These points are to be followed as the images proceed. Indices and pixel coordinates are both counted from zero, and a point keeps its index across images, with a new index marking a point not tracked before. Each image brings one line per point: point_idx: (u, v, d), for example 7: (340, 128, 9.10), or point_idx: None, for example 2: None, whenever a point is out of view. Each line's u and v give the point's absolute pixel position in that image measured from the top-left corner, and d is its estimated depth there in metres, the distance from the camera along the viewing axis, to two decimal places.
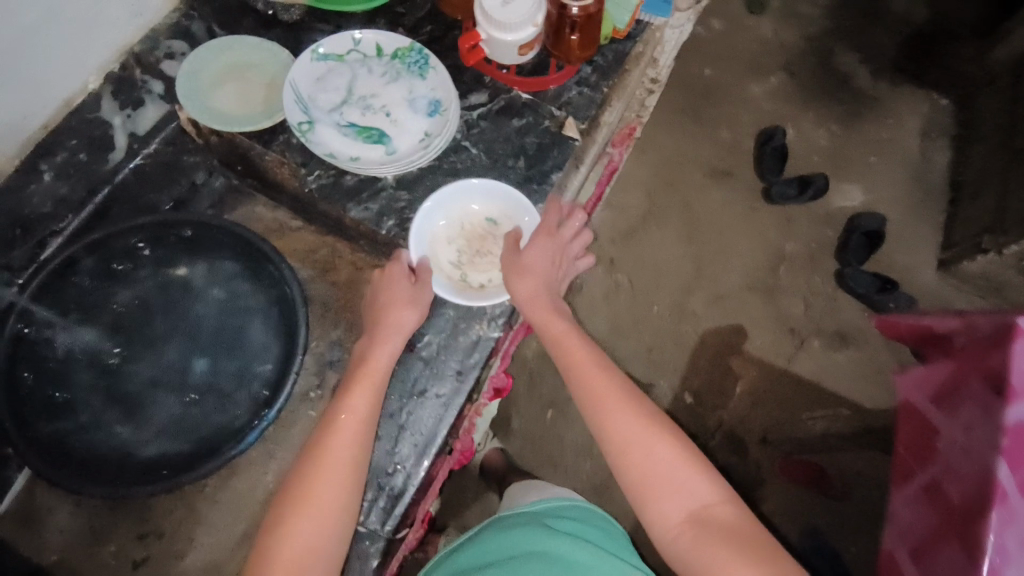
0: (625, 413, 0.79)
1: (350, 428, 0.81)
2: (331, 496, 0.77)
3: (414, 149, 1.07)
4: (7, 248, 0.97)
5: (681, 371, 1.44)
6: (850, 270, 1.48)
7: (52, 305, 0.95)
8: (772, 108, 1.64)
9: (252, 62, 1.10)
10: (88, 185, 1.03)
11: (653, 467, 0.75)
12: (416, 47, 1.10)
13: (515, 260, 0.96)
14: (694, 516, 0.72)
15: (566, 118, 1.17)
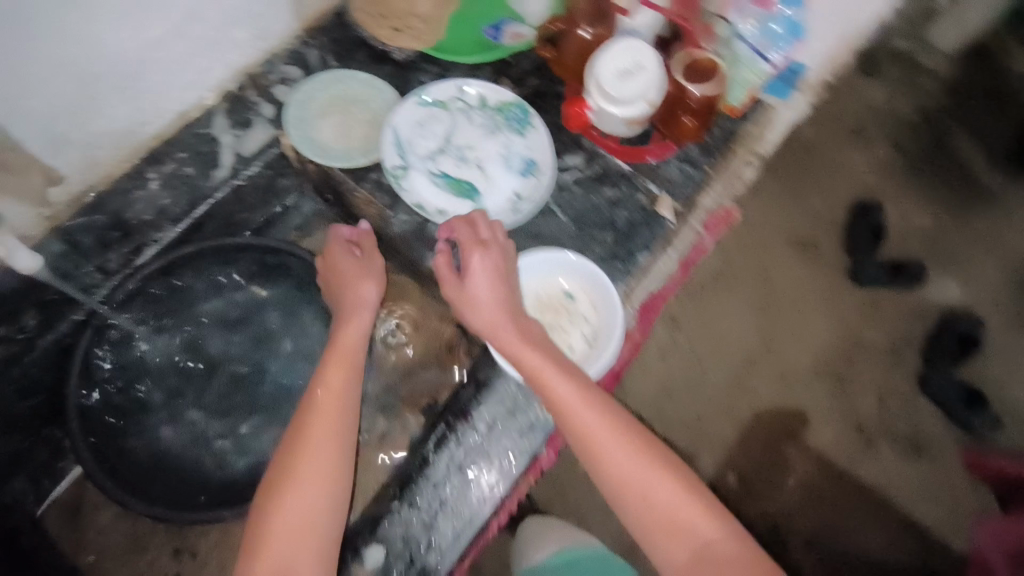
0: (612, 440, 0.79)
1: (327, 426, 0.83)
2: (309, 502, 0.77)
3: (503, 208, 1.05)
4: (105, 251, 1.00)
5: (731, 447, 1.37)
6: (937, 378, 1.39)
7: (132, 319, 1.02)
8: (876, 180, 1.54)
9: (358, 98, 1.10)
10: (189, 199, 1.07)
11: (651, 510, 0.76)
12: (519, 103, 1.08)
13: (459, 288, 0.91)
14: (698, 556, 0.74)
15: (662, 195, 1.10)
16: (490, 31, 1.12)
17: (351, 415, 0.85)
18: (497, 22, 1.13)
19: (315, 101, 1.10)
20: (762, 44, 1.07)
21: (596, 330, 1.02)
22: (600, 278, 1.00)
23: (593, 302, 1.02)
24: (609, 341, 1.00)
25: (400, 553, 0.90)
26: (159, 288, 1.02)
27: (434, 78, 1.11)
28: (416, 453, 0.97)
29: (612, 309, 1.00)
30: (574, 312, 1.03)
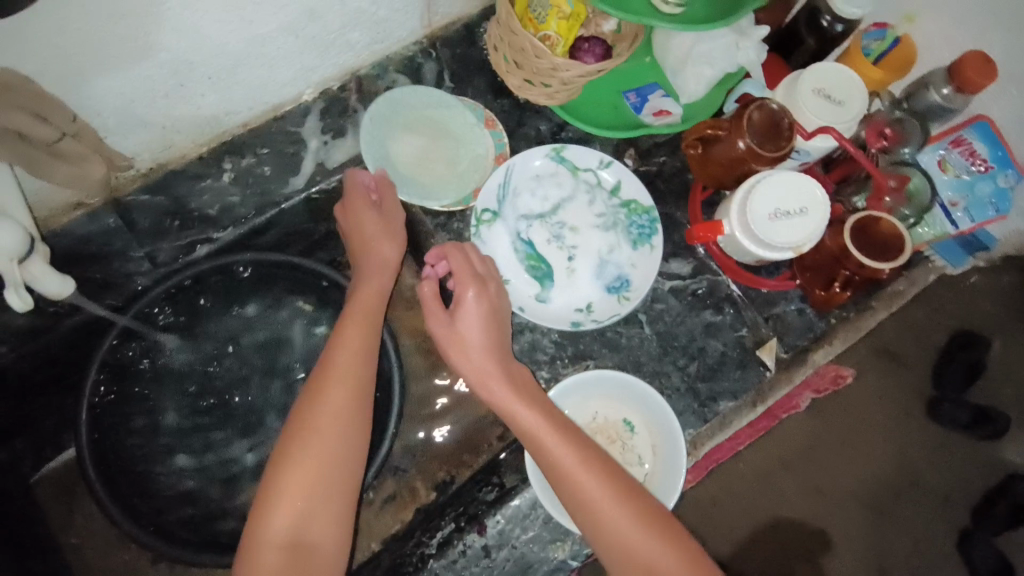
0: (624, 512, 0.68)
1: (303, 481, 0.68)
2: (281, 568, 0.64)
3: (565, 314, 0.91)
4: (159, 237, 0.91)
5: (736, 546, 1.12)
6: (983, 544, 1.10)
7: (171, 314, 0.91)
8: (989, 309, 1.15)
9: (451, 131, 0.96)
10: (257, 204, 0.94)
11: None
12: (652, 213, 0.92)
13: (447, 327, 0.82)
14: None
15: (770, 338, 0.95)
16: (631, 99, 0.96)
17: (337, 464, 0.70)
18: (643, 89, 0.96)
19: (416, 117, 0.96)
20: (954, 202, 0.91)
21: (649, 474, 0.88)
22: (672, 434, 0.85)
23: (657, 443, 0.88)
24: (661, 497, 0.85)
25: None
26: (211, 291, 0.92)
27: (551, 132, 0.98)
28: (418, 545, 0.90)
29: (670, 476, 0.85)
30: (630, 445, 0.89)
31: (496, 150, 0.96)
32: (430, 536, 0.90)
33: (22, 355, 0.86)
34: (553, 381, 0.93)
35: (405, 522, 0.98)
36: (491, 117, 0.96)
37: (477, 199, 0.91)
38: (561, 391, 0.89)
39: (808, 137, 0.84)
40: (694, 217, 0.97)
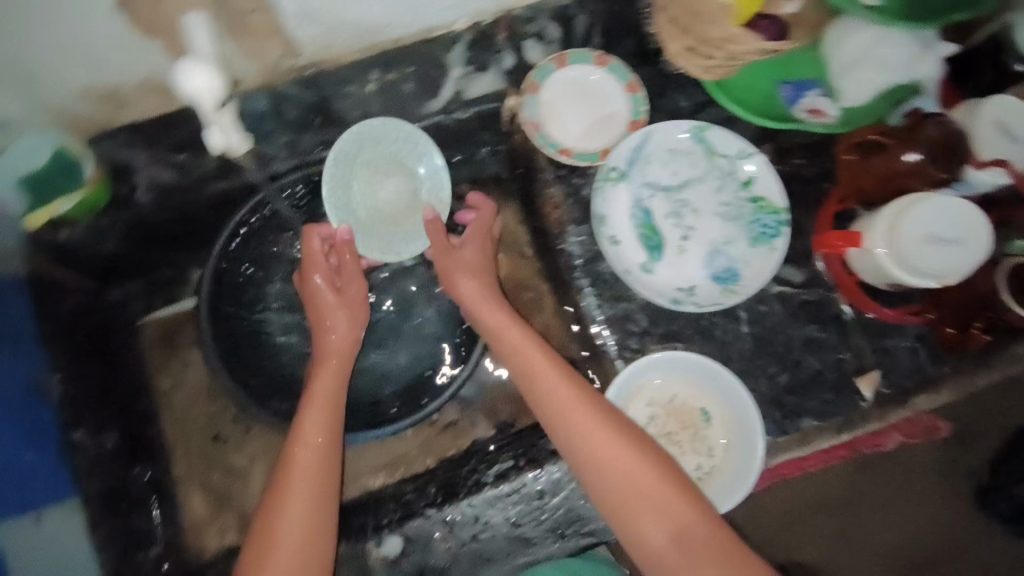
0: (604, 429, 0.75)
1: (308, 455, 0.77)
2: (302, 517, 0.73)
3: (664, 290, 0.88)
4: (300, 129, 0.92)
5: None
6: None
7: (304, 201, 0.98)
8: None
9: (403, 182, 0.94)
10: (395, 117, 0.96)
11: (633, 498, 0.71)
12: (782, 214, 0.86)
13: (452, 258, 0.90)
14: (676, 543, 0.69)
15: (872, 370, 0.91)
16: (787, 92, 0.88)
17: (332, 440, 0.79)
18: (805, 82, 0.87)
19: (372, 154, 0.92)
20: None
21: (716, 466, 0.87)
22: (753, 434, 0.84)
23: (732, 439, 0.87)
24: (725, 491, 0.85)
25: (417, 558, 0.86)
26: None
27: (690, 110, 0.94)
28: (473, 471, 0.93)
29: (739, 475, 0.84)
30: (703, 435, 0.89)
31: (632, 117, 0.93)
32: (486, 466, 0.92)
33: (161, 210, 0.89)
34: (638, 353, 0.92)
35: (461, 449, 1.02)
36: (636, 82, 0.93)
37: (608, 157, 0.90)
38: (647, 363, 0.88)
39: (979, 167, 0.80)
40: (822, 226, 0.91)
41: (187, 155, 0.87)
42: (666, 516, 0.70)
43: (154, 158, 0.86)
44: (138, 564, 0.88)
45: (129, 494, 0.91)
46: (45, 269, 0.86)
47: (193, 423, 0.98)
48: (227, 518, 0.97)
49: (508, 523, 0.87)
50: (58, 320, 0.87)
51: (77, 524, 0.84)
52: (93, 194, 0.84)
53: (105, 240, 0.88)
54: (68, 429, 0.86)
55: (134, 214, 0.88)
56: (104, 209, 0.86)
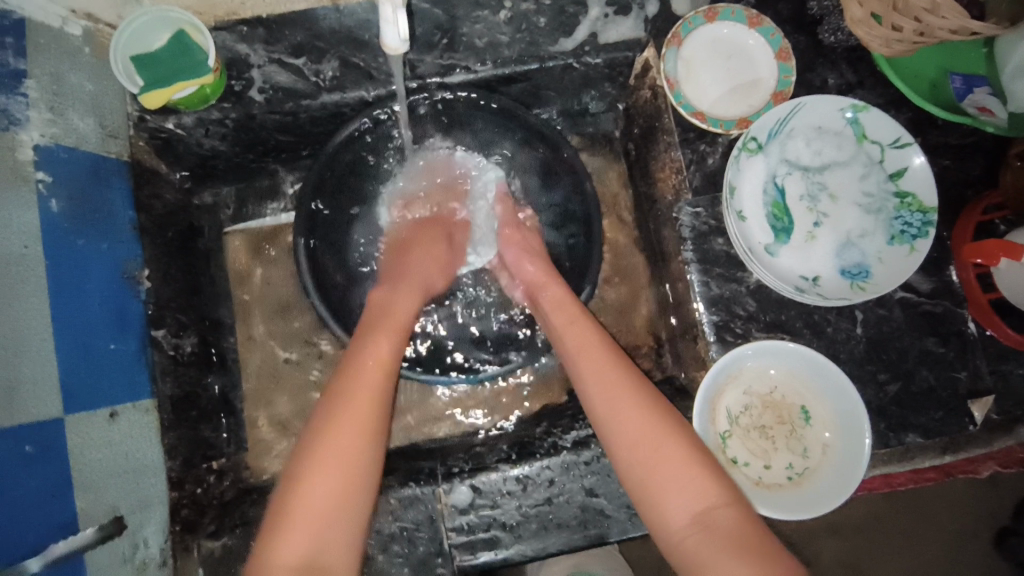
0: (630, 400, 0.69)
1: (380, 357, 0.71)
2: (367, 407, 0.66)
3: (788, 275, 0.82)
4: (424, 49, 0.87)
5: None
6: None
7: (413, 125, 0.93)
8: None
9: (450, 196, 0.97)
10: (521, 51, 0.88)
11: (660, 469, 0.64)
12: (930, 215, 0.80)
13: (511, 239, 0.90)
14: (696, 521, 0.61)
15: (985, 394, 0.84)
16: (956, 83, 0.83)
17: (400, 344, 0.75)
18: (976, 77, 0.82)
19: (440, 182, 0.97)
20: None
21: (810, 469, 0.82)
22: (860, 438, 0.79)
23: (834, 440, 0.82)
24: (828, 492, 0.80)
25: (487, 511, 0.81)
26: (455, 120, 0.94)
27: (838, 89, 0.86)
28: (548, 434, 0.89)
29: (839, 482, 0.79)
30: (799, 434, 0.83)
31: (777, 87, 0.86)
32: (563, 431, 0.88)
33: (271, 112, 0.85)
34: (741, 339, 0.84)
35: (531, 411, 1.00)
36: (788, 49, 0.85)
37: (749, 127, 0.83)
38: (754, 351, 0.81)
39: None
40: (962, 235, 0.84)
41: (305, 59, 0.84)
42: (695, 493, 0.62)
43: (272, 56, 0.84)
44: (201, 475, 0.84)
45: (198, 404, 0.88)
46: (144, 156, 0.85)
47: (272, 345, 1.00)
48: (289, 445, 0.98)
49: (584, 493, 0.82)
50: (152, 215, 0.85)
51: (150, 426, 0.79)
52: (209, 85, 0.80)
53: (208, 136, 0.87)
54: (151, 324, 0.82)
55: (243, 110, 0.84)
56: (215, 103, 0.83)
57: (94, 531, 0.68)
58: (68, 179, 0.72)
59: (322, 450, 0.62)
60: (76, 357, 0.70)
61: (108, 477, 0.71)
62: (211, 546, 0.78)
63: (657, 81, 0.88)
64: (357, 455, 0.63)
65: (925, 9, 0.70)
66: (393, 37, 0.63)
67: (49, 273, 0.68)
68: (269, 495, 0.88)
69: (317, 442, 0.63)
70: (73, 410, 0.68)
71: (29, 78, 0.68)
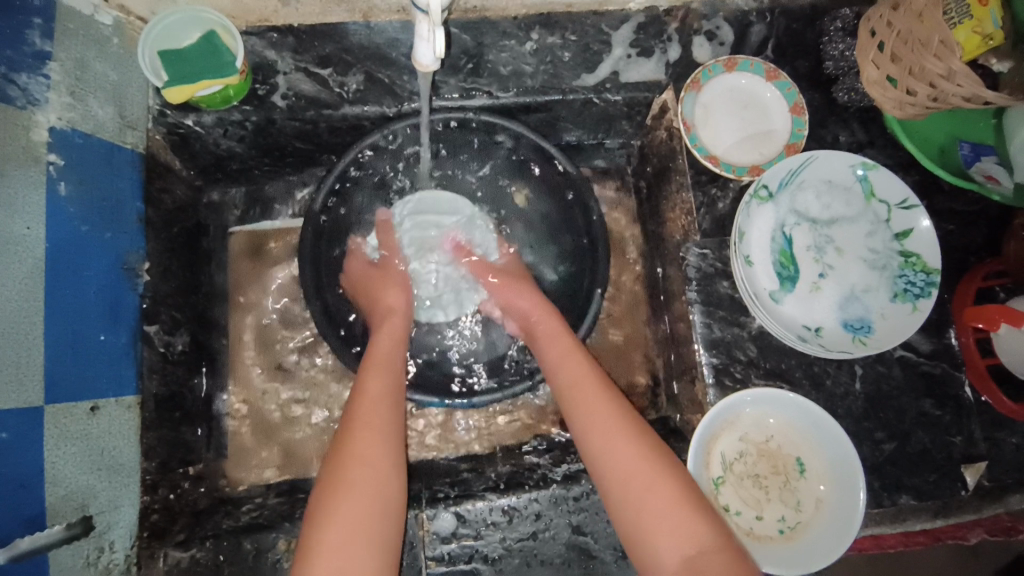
0: (625, 435, 0.68)
1: (382, 412, 0.70)
2: (374, 455, 0.66)
3: (791, 324, 0.82)
4: (449, 72, 0.88)
5: None
6: None
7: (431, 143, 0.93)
8: None
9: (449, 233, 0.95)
10: (544, 81, 0.90)
11: (650, 498, 0.64)
12: (931, 275, 0.81)
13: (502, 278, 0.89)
14: (693, 559, 0.60)
15: (980, 460, 0.84)
16: (965, 150, 0.85)
17: (397, 385, 0.75)
18: (983, 147, 0.85)
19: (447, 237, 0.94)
20: None
21: (802, 523, 0.80)
22: (855, 494, 0.78)
23: (828, 494, 0.81)
24: (820, 549, 0.78)
25: (469, 541, 0.79)
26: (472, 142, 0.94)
27: (848, 147, 0.89)
28: (539, 466, 0.88)
29: (834, 540, 0.78)
30: (793, 486, 0.82)
31: (790, 139, 0.88)
32: (554, 464, 0.87)
33: (292, 119, 0.86)
34: (740, 384, 0.83)
35: (521, 441, 0.98)
36: (802, 104, 0.87)
37: (760, 175, 0.85)
38: (753, 398, 0.81)
39: None
40: (961, 300, 0.85)
41: (331, 71, 0.85)
42: (688, 531, 0.61)
43: (298, 65, 0.84)
44: (177, 480, 0.82)
45: (183, 405, 0.85)
46: (159, 151, 0.84)
47: (262, 350, 0.98)
48: (270, 454, 0.95)
49: (571, 532, 0.79)
50: (159, 208, 0.84)
51: (129, 424, 0.75)
52: (232, 87, 0.81)
53: (225, 136, 0.87)
54: (145, 319, 0.80)
55: (265, 114, 0.85)
56: (236, 105, 0.83)
57: (60, 529, 0.65)
58: (79, 164, 0.72)
59: (339, 506, 0.62)
60: (65, 344, 0.68)
61: (81, 473, 0.68)
62: (179, 557, 0.75)
63: (674, 123, 0.90)
64: (376, 509, 0.63)
65: (940, 75, 0.73)
66: (427, 56, 0.66)
67: (47, 257, 0.67)
68: (244, 509, 0.85)
69: (332, 498, 0.63)
70: (54, 398, 0.66)
71: (52, 61, 0.69)
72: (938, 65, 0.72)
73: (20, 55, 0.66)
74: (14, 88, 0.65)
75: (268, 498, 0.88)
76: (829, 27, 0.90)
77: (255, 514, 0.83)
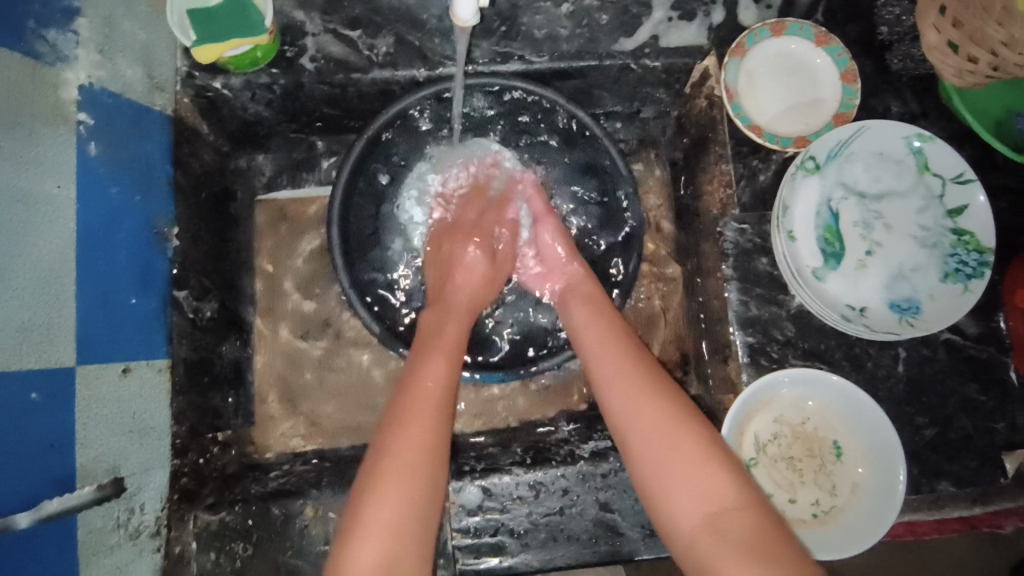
0: (650, 401, 0.66)
1: (436, 383, 0.69)
2: (431, 428, 0.64)
3: (834, 303, 0.79)
4: (480, 35, 0.85)
5: None
6: None
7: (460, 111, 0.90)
8: None
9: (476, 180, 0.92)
10: (579, 45, 0.86)
11: (667, 462, 0.61)
12: (980, 251, 0.78)
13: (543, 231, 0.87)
14: (710, 522, 0.57)
15: (1023, 447, 0.81)
16: (1023, 124, 0.79)
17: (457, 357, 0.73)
18: None
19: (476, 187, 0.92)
20: None
21: (837, 507, 0.78)
22: (893, 481, 0.75)
23: (865, 478, 0.78)
24: (854, 534, 0.76)
25: (494, 514, 0.78)
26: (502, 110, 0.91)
27: (901, 119, 0.84)
28: (565, 443, 0.86)
29: (870, 525, 0.76)
30: (829, 470, 0.80)
31: (840, 109, 0.83)
32: (581, 441, 0.86)
33: (320, 83, 0.84)
34: (777, 364, 0.81)
35: (547, 417, 0.97)
36: (853, 72, 0.83)
37: (806, 147, 0.81)
38: (791, 378, 0.78)
39: None
40: (1014, 282, 0.80)
41: (360, 33, 0.83)
42: (704, 496, 0.59)
43: (326, 26, 0.82)
44: (206, 445, 0.82)
45: (212, 369, 0.85)
46: (187, 114, 0.83)
47: (287, 320, 0.97)
48: (298, 420, 0.95)
49: (599, 510, 0.78)
50: (187, 173, 0.83)
51: (159, 387, 0.75)
52: (261, 48, 0.78)
53: (252, 101, 0.85)
54: (174, 284, 0.79)
55: (292, 78, 0.83)
56: (264, 68, 0.81)
57: (90, 490, 0.65)
58: (108, 123, 0.71)
59: (392, 479, 0.60)
60: (95, 307, 0.68)
61: (111, 435, 0.68)
62: (208, 519, 0.76)
63: (716, 91, 0.86)
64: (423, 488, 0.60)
65: (1002, 42, 0.68)
66: (467, 7, 0.63)
67: (77, 219, 0.66)
68: (272, 474, 0.86)
69: (388, 469, 0.61)
70: (85, 358, 0.66)
71: (81, 17, 0.68)
72: (1000, 31, 0.68)
73: (48, 10, 0.65)
74: (44, 43, 0.64)
75: (295, 466, 0.88)
76: None
77: (282, 480, 0.84)
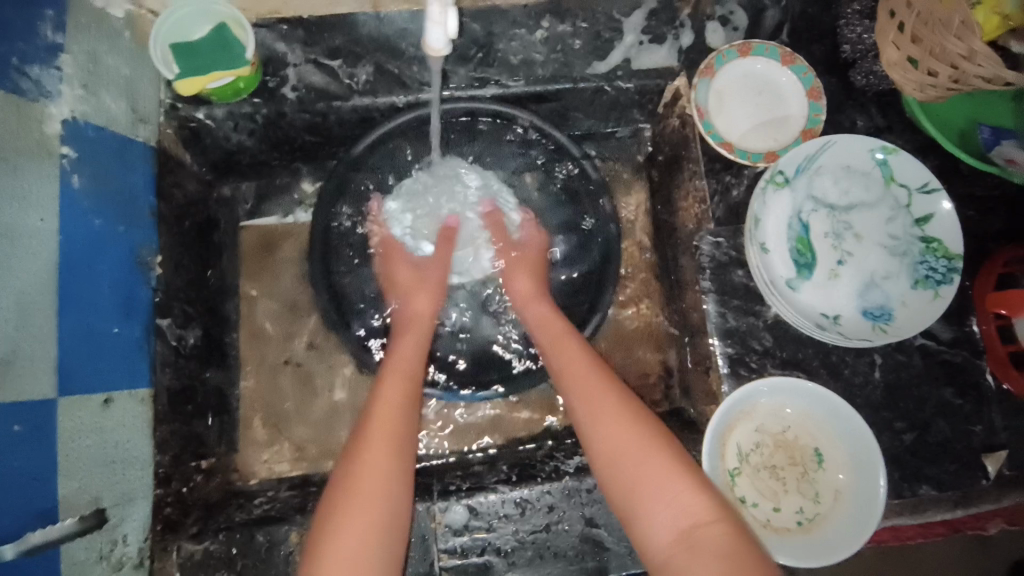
0: (619, 418, 0.67)
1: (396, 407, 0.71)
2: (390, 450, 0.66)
3: (809, 313, 0.81)
4: (458, 62, 0.88)
5: None
6: None
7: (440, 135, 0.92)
8: None
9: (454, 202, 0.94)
10: (554, 70, 0.90)
11: (637, 478, 0.62)
12: (944, 257, 0.80)
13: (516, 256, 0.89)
14: (681, 535, 0.58)
15: (1000, 448, 0.82)
16: (985, 133, 0.82)
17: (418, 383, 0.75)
18: (1006, 131, 0.82)
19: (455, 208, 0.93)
20: None
21: (821, 515, 0.79)
22: (875, 486, 0.76)
23: (847, 484, 0.79)
24: (839, 540, 0.77)
25: (481, 534, 0.78)
26: (481, 133, 0.94)
27: (866, 133, 0.87)
28: (552, 458, 0.87)
29: (854, 531, 0.76)
30: (811, 478, 0.81)
31: (807, 124, 0.86)
32: (566, 457, 0.86)
33: (302, 111, 0.86)
34: (756, 374, 0.82)
35: (533, 434, 0.97)
36: (819, 89, 0.86)
37: (774, 163, 0.83)
38: (769, 388, 0.79)
39: None
40: (983, 286, 0.83)
41: (341, 62, 0.85)
42: (674, 509, 0.60)
43: (309, 57, 0.84)
44: (190, 472, 0.82)
45: (195, 398, 0.85)
46: (172, 145, 0.84)
47: (273, 345, 0.98)
48: (284, 445, 0.95)
49: (585, 525, 0.79)
50: (171, 202, 0.85)
51: (142, 417, 0.75)
52: (241, 79, 0.81)
53: (235, 130, 0.87)
54: (158, 313, 0.80)
55: (275, 107, 0.85)
56: (246, 97, 0.84)
57: (73, 521, 0.65)
58: (93, 157, 0.72)
59: (351, 502, 0.62)
60: (78, 339, 0.68)
61: (95, 467, 0.68)
62: (192, 549, 0.74)
63: (687, 110, 0.89)
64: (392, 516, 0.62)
65: (962, 55, 0.70)
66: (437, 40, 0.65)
67: (60, 251, 0.67)
68: (256, 501, 0.85)
69: (348, 492, 0.62)
70: (68, 389, 0.66)
71: (64, 53, 0.69)
72: (959, 45, 0.70)
73: (32, 48, 0.66)
74: (26, 80, 0.65)
75: (280, 491, 0.87)
76: (845, 10, 0.88)
77: (267, 506, 0.82)
